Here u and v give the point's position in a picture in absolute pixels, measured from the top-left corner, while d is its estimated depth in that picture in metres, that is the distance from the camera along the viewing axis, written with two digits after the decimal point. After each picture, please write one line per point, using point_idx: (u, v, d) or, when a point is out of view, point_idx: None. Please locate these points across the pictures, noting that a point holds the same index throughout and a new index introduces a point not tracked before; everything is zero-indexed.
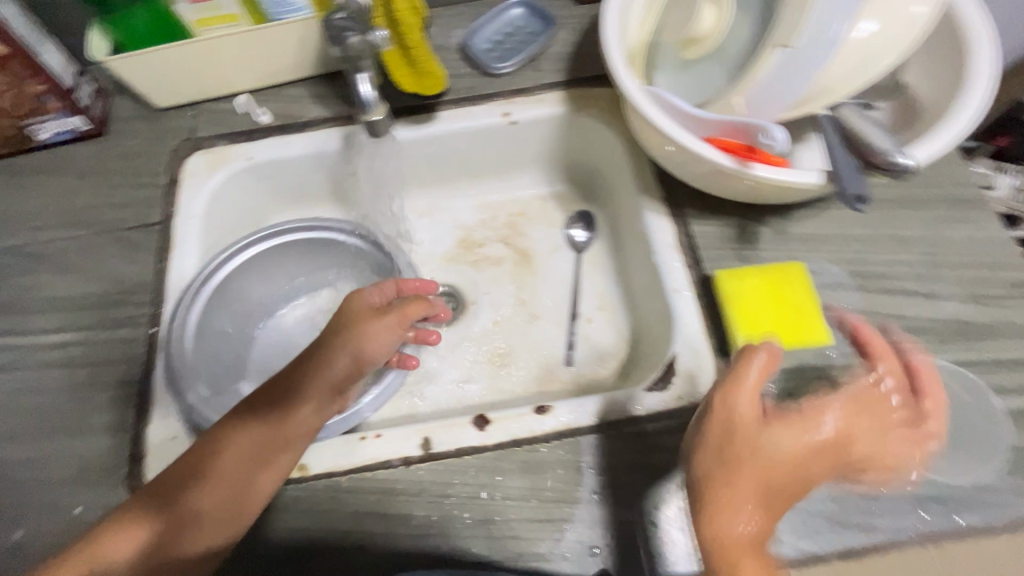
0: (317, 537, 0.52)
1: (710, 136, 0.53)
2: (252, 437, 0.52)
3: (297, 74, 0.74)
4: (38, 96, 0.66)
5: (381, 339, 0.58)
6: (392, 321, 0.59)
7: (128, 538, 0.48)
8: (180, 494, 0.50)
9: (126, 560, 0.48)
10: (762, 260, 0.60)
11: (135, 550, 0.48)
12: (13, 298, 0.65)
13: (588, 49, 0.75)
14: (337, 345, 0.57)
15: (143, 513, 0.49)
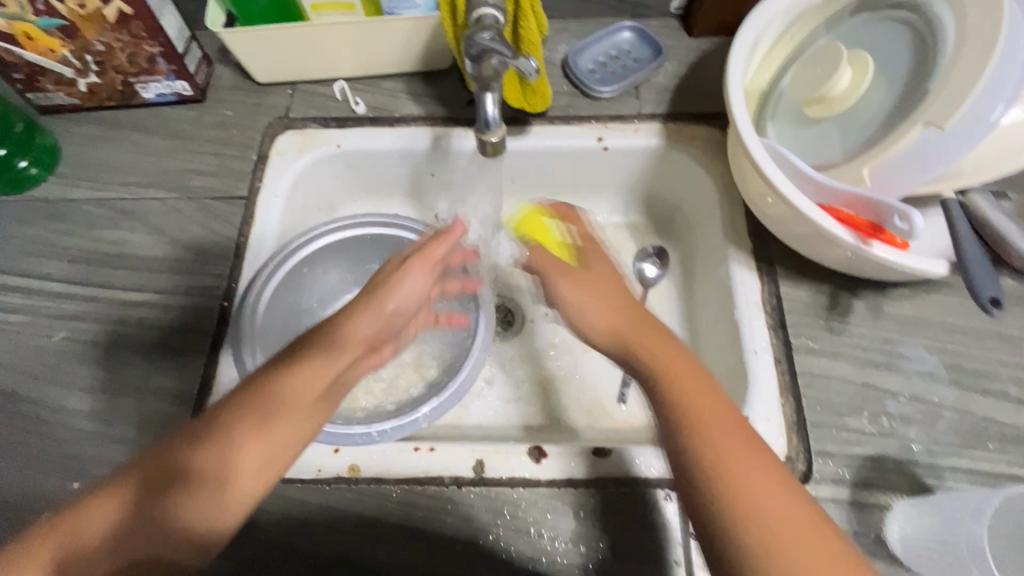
0: (306, 514, 0.53)
1: (828, 204, 0.50)
2: (261, 393, 0.46)
3: (397, 68, 0.74)
4: (151, 57, 0.67)
5: (414, 288, 0.57)
6: (418, 265, 0.58)
7: (109, 508, 0.40)
8: (172, 456, 0.42)
9: (102, 533, 0.40)
10: (853, 335, 0.57)
11: (113, 522, 0.40)
12: (98, 249, 0.66)
13: (693, 84, 0.72)
14: (359, 302, 0.55)
15: (128, 478, 0.42)
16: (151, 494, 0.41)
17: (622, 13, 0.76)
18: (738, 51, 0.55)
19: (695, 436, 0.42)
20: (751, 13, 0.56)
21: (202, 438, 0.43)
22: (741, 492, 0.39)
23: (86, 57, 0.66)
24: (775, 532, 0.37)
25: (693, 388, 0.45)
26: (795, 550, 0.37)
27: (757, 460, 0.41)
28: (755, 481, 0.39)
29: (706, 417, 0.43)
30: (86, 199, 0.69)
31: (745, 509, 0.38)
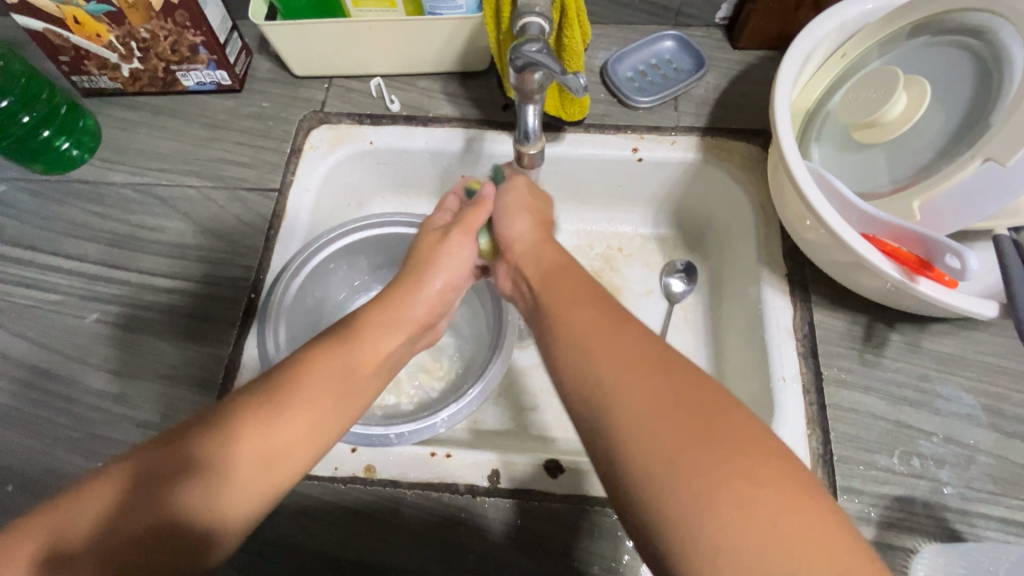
0: (310, 502, 0.54)
1: (873, 236, 0.49)
2: (273, 382, 0.43)
3: (434, 68, 0.73)
4: (194, 46, 0.68)
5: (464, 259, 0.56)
6: (460, 233, 0.56)
7: (103, 496, 0.38)
8: (172, 444, 0.39)
9: (92, 526, 0.36)
10: (887, 369, 0.55)
11: (104, 512, 0.37)
12: (132, 234, 0.67)
13: (734, 98, 0.71)
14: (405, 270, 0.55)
15: (126, 463, 0.39)
16: (150, 480, 0.38)
17: (666, 21, 0.74)
18: (787, 70, 0.54)
19: (609, 371, 0.39)
20: (803, 32, 0.55)
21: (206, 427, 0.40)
22: (648, 408, 0.36)
23: (131, 43, 0.67)
24: (675, 445, 0.34)
25: (601, 320, 0.43)
26: (698, 457, 0.34)
27: (672, 378, 0.38)
28: (652, 400, 0.36)
29: (602, 343, 0.41)
30: (124, 183, 0.70)
31: (646, 425, 0.36)
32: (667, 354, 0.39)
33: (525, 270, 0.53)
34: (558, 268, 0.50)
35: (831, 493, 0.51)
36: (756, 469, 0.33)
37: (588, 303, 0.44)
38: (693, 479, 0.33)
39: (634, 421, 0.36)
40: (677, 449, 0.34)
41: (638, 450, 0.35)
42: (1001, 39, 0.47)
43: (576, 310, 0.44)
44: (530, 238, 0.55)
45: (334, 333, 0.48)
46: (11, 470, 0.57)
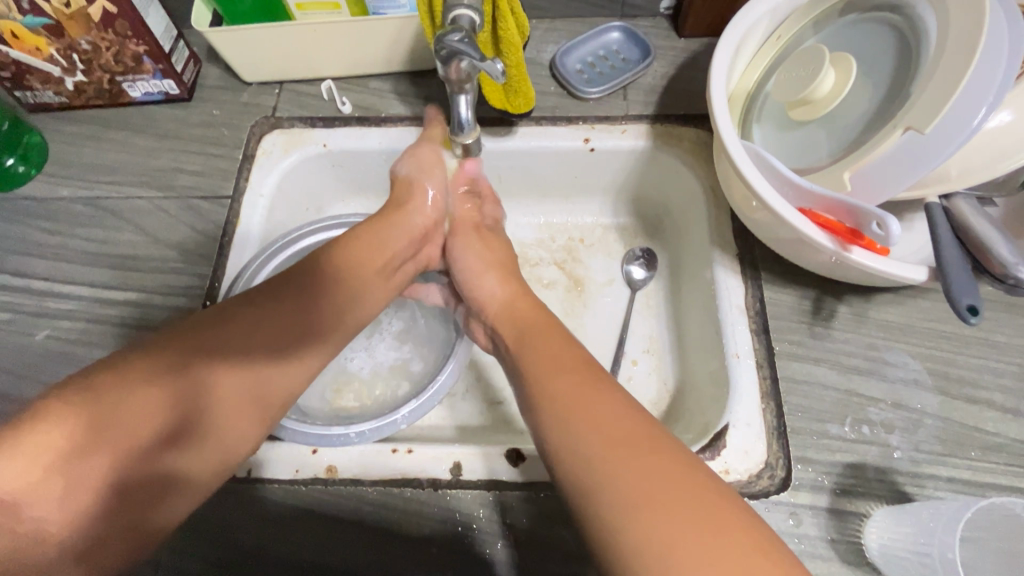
0: (277, 511, 0.53)
1: (807, 208, 0.50)
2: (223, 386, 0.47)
3: (385, 68, 0.74)
4: (137, 56, 0.67)
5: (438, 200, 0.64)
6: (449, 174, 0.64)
7: (65, 495, 0.39)
8: (129, 457, 0.42)
9: (17, 493, 0.38)
10: (836, 340, 0.57)
11: (29, 476, 0.38)
12: (82, 248, 0.66)
13: (681, 85, 0.72)
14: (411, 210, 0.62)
15: (75, 456, 0.40)
16: (85, 448, 0.40)
17: (612, 13, 0.75)
18: (721, 55, 0.56)
19: (594, 431, 0.40)
20: (738, 14, 0.56)
21: (171, 442, 0.44)
22: (640, 487, 0.36)
23: (73, 56, 0.66)
24: (672, 527, 0.34)
25: (584, 392, 0.43)
26: (688, 541, 0.34)
27: (661, 455, 0.38)
28: (632, 453, 0.38)
29: (587, 416, 0.41)
30: (73, 197, 0.69)
31: (639, 504, 0.36)
32: (655, 433, 0.40)
33: (499, 328, 0.57)
34: (532, 331, 0.52)
35: (786, 464, 0.51)
36: (747, 556, 0.33)
37: (569, 374, 0.45)
38: (680, 556, 0.33)
39: (630, 496, 0.36)
40: (677, 533, 0.34)
41: (630, 530, 0.35)
42: (917, 12, 0.49)
43: (558, 381, 0.45)
44: (501, 296, 0.59)
45: (278, 334, 0.51)
46: None
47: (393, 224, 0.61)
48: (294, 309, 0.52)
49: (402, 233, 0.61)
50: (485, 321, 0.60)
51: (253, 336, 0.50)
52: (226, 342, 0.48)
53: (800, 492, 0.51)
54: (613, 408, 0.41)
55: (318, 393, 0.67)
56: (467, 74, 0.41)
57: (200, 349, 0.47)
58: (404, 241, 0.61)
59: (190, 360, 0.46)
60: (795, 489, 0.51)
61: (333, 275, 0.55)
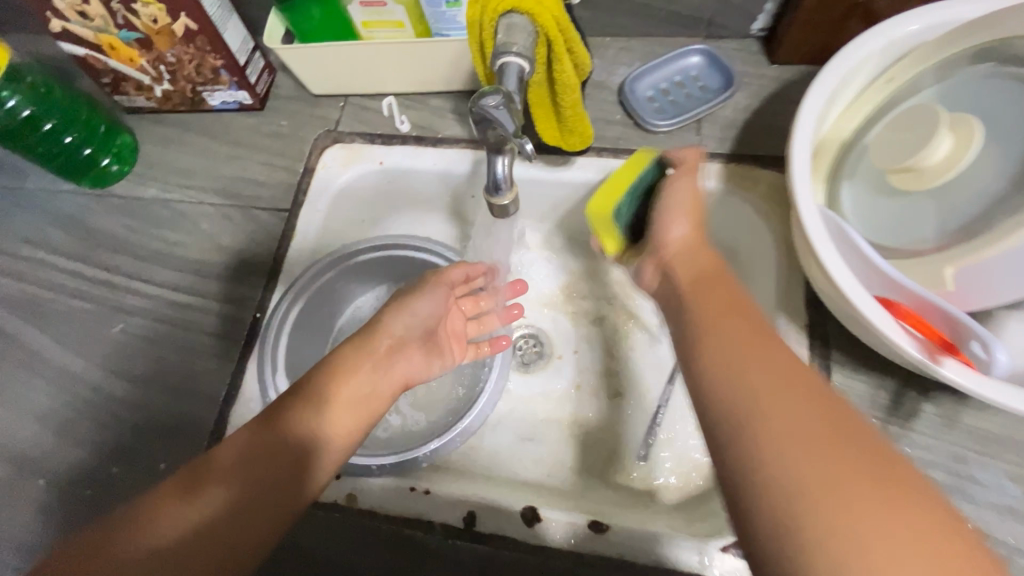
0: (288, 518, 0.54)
1: (894, 303, 0.44)
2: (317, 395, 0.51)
3: (446, 86, 0.72)
4: (215, 69, 0.70)
5: (430, 302, 0.62)
6: (433, 279, 0.63)
7: (247, 466, 0.45)
8: (296, 427, 0.48)
9: (230, 458, 0.45)
10: (913, 444, 0.49)
11: (239, 445, 0.46)
12: (156, 248, 0.71)
13: (765, 120, 0.64)
14: (390, 313, 0.59)
15: (259, 430, 0.47)
16: (273, 418, 0.48)
17: (695, 33, 0.68)
18: (814, 99, 0.49)
19: (752, 386, 0.34)
20: (833, 59, 0.49)
21: (295, 424, 0.48)
22: (822, 471, 0.29)
23: (160, 66, 0.70)
24: (839, 511, 0.28)
25: (746, 343, 0.36)
26: (875, 532, 0.27)
27: (841, 426, 0.31)
28: (806, 426, 0.31)
29: (759, 386, 0.34)
30: (155, 198, 0.74)
31: (813, 483, 0.29)
32: (843, 413, 0.32)
33: (671, 272, 0.47)
34: (703, 275, 0.44)
35: None
36: (933, 547, 0.27)
37: (735, 323, 0.38)
38: (857, 546, 0.27)
39: (795, 470, 0.30)
40: (852, 518, 0.28)
41: (799, 505, 0.29)
42: None
43: (736, 351, 0.36)
44: (682, 237, 0.48)
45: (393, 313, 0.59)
46: (37, 469, 0.62)
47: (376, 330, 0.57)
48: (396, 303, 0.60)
49: (372, 339, 0.57)
50: (659, 260, 0.49)
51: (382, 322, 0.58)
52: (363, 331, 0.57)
53: None
54: (776, 365, 0.34)
55: None
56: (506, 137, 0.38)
57: (347, 343, 0.56)
58: (383, 344, 0.57)
59: (342, 348, 0.56)
60: None
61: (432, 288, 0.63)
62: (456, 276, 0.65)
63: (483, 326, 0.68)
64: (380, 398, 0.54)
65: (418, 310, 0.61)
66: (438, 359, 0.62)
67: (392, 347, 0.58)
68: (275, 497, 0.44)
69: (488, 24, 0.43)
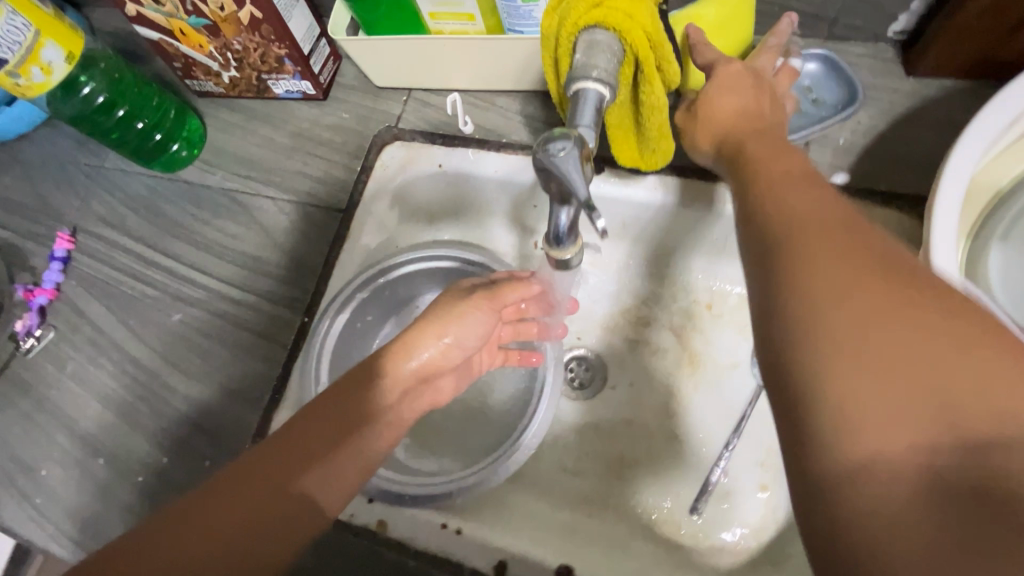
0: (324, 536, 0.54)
1: None
2: (360, 399, 0.48)
3: (515, 84, 0.66)
4: (280, 58, 0.68)
5: (480, 324, 0.55)
6: (484, 301, 0.56)
7: (273, 486, 0.42)
8: (321, 454, 0.44)
9: (262, 471, 0.42)
10: None
11: (269, 459, 0.43)
12: (215, 239, 0.71)
13: (891, 147, 0.53)
14: (432, 328, 0.52)
15: (288, 449, 0.44)
16: (304, 436, 0.45)
17: (813, 34, 0.57)
18: (962, 156, 0.40)
19: (826, 270, 0.28)
20: (1015, 84, 0.40)
21: (319, 451, 0.44)
22: (884, 382, 0.25)
23: (227, 54, 0.69)
24: (870, 388, 0.25)
25: (834, 251, 0.29)
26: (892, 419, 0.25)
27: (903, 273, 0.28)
28: (863, 272, 0.28)
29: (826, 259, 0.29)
30: (218, 186, 0.74)
31: (859, 358, 0.26)
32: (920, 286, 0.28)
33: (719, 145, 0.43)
34: (801, 230, 0.31)
35: None
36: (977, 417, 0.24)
37: (837, 253, 0.29)
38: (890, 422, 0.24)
39: (835, 345, 0.27)
40: (883, 363, 0.25)
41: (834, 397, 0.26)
42: None
43: (823, 258, 0.29)
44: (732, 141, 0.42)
45: (438, 328, 0.53)
46: (99, 448, 0.65)
47: (398, 359, 0.50)
48: (452, 313, 0.54)
49: (422, 343, 0.52)
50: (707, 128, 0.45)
51: (423, 335, 0.52)
52: (409, 346, 0.51)
53: None
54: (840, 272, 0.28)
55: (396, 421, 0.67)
56: (571, 196, 0.35)
57: (388, 361, 0.50)
58: (404, 375, 0.51)
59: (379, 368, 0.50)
60: None
61: (485, 301, 0.56)
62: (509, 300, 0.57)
63: (519, 333, 0.61)
64: (401, 422, 0.50)
65: (468, 330, 0.54)
66: (466, 377, 0.57)
67: (417, 377, 0.52)
68: (335, 470, 0.45)
69: (565, 39, 0.38)
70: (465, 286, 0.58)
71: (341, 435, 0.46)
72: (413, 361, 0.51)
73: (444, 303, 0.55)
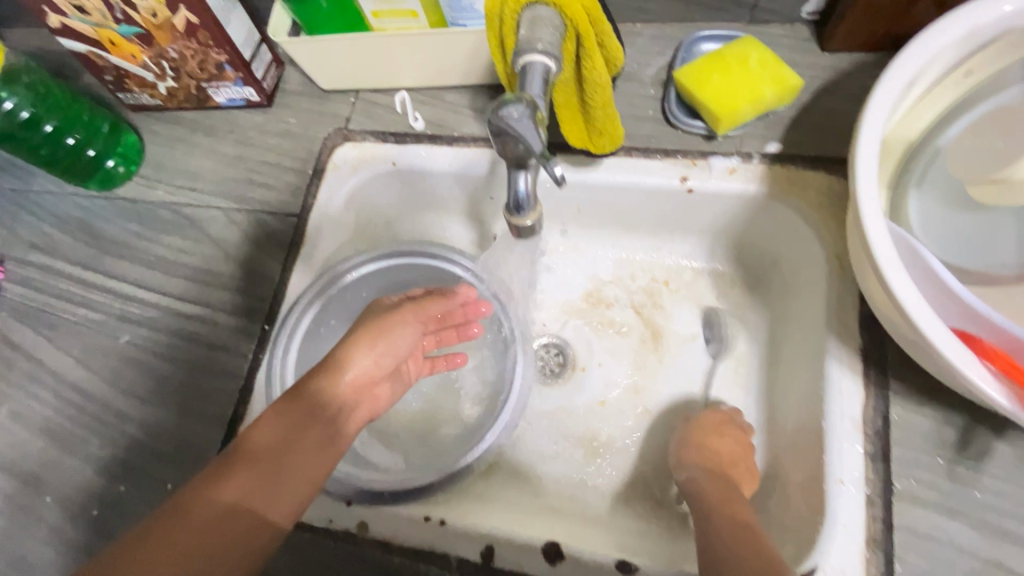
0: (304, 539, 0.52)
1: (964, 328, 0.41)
2: (299, 416, 0.47)
3: (464, 79, 0.67)
4: (220, 64, 0.66)
5: (405, 338, 0.57)
6: (410, 314, 0.58)
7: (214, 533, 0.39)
8: (264, 484, 0.43)
9: (200, 514, 0.40)
10: (983, 489, 0.44)
11: (212, 498, 0.41)
12: (162, 253, 0.68)
13: (817, 117, 0.58)
14: (356, 345, 0.54)
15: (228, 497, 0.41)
16: (254, 462, 0.44)
17: (737, 18, 0.61)
18: (876, 111, 0.43)
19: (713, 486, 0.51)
20: (916, 40, 0.43)
21: (266, 478, 0.43)
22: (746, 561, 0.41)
23: (163, 63, 0.66)
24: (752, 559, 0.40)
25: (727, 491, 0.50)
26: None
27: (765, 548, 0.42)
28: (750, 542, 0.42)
29: (751, 550, 0.42)
30: (161, 201, 0.71)
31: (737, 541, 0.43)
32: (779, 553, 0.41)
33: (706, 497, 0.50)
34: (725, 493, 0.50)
35: None
36: None
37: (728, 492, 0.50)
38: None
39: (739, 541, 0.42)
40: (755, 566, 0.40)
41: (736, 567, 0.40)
42: None
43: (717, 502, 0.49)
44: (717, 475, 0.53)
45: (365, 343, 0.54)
46: (46, 485, 0.60)
47: (334, 369, 0.52)
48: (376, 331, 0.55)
49: (353, 353, 0.53)
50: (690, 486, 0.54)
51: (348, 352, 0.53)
52: (336, 359, 0.52)
53: None
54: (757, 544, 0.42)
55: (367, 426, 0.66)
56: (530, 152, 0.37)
57: (321, 373, 0.51)
58: (343, 387, 0.52)
59: (312, 383, 0.50)
60: None
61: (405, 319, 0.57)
62: (436, 310, 0.61)
63: (442, 341, 0.62)
64: (353, 422, 0.51)
65: (398, 344, 0.56)
66: (402, 385, 0.58)
67: (355, 390, 0.52)
68: (280, 494, 0.44)
69: (509, 16, 0.39)
70: (390, 303, 0.60)
71: (293, 444, 0.46)
72: (347, 374, 0.52)
73: (362, 323, 0.57)
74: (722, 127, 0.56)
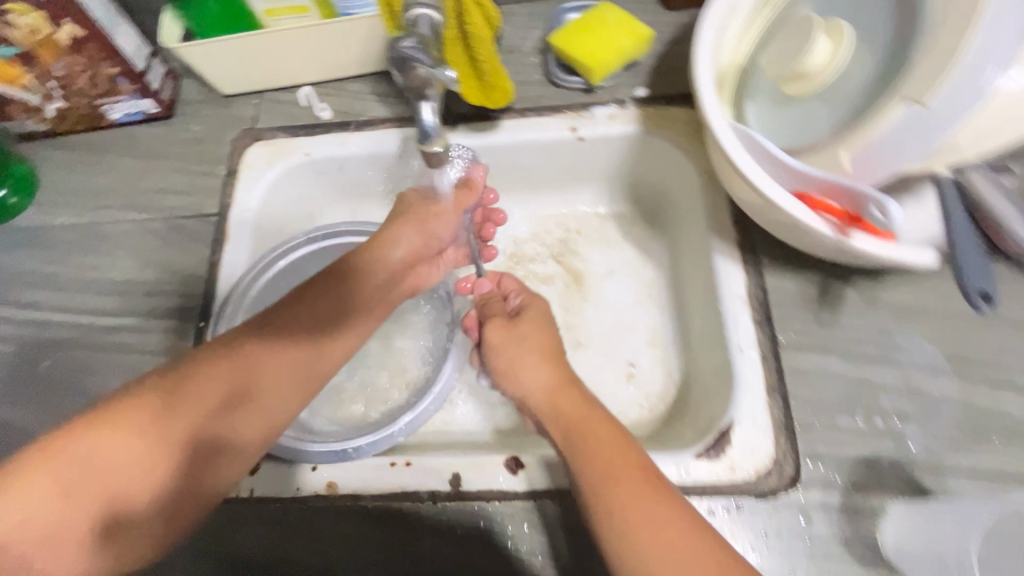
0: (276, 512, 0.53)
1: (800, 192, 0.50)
2: (259, 361, 0.51)
3: (363, 68, 0.72)
4: (112, 78, 0.66)
5: (443, 225, 0.64)
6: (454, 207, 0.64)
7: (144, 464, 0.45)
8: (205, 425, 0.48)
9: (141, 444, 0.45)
10: (846, 327, 0.54)
11: (157, 423, 0.46)
12: (75, 274, 0.66)
13: (672, 63, 0.68)
14: (402, 230, 0.62)
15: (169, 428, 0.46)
16: (209, 400, 0.48)
17: None
18: (705, 39, 0.53)
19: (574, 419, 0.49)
20: None
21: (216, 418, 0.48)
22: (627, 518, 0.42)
23: (48, 82, 0.65)
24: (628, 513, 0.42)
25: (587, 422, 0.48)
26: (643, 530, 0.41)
27: (634, 489, 0.43)
28: (624, 492, 0.43)
29: (625, 507, 0.42)
30: (65, 224, 0.69)
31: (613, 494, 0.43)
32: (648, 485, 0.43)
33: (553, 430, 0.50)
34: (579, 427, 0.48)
35: (795, 461, 0.49)
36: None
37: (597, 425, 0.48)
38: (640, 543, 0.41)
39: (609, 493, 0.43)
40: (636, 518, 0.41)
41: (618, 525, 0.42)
42: None
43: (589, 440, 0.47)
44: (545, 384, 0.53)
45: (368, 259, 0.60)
46: None
47: (372, 257, 0.60)
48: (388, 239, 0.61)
49: (380, 250, 0.61)
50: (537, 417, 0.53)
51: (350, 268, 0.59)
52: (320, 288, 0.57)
53: (810, 490, 0.49)
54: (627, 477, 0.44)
55: (319, 409, 0.68)
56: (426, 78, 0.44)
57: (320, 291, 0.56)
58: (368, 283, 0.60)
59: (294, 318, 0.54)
60: (805, 486, 0.49)
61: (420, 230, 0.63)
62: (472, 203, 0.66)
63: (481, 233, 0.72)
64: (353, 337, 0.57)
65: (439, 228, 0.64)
66: (439, 269, 0.68)
67: (394, 268, 0.62)
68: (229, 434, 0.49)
69: None
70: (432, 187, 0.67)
71: (248, 388, 0.50)
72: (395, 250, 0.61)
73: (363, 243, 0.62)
74: (595, 77, 0.65)
